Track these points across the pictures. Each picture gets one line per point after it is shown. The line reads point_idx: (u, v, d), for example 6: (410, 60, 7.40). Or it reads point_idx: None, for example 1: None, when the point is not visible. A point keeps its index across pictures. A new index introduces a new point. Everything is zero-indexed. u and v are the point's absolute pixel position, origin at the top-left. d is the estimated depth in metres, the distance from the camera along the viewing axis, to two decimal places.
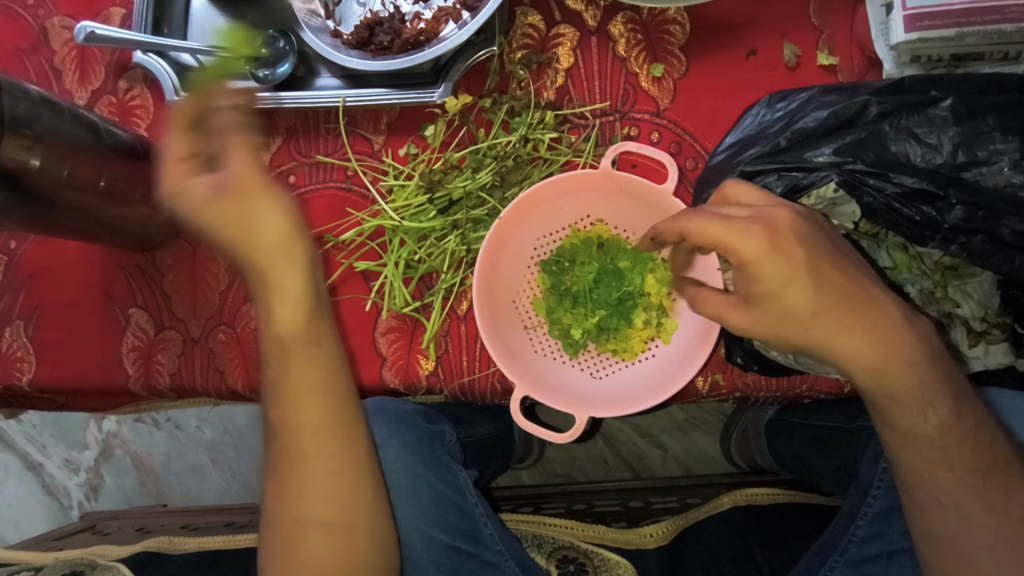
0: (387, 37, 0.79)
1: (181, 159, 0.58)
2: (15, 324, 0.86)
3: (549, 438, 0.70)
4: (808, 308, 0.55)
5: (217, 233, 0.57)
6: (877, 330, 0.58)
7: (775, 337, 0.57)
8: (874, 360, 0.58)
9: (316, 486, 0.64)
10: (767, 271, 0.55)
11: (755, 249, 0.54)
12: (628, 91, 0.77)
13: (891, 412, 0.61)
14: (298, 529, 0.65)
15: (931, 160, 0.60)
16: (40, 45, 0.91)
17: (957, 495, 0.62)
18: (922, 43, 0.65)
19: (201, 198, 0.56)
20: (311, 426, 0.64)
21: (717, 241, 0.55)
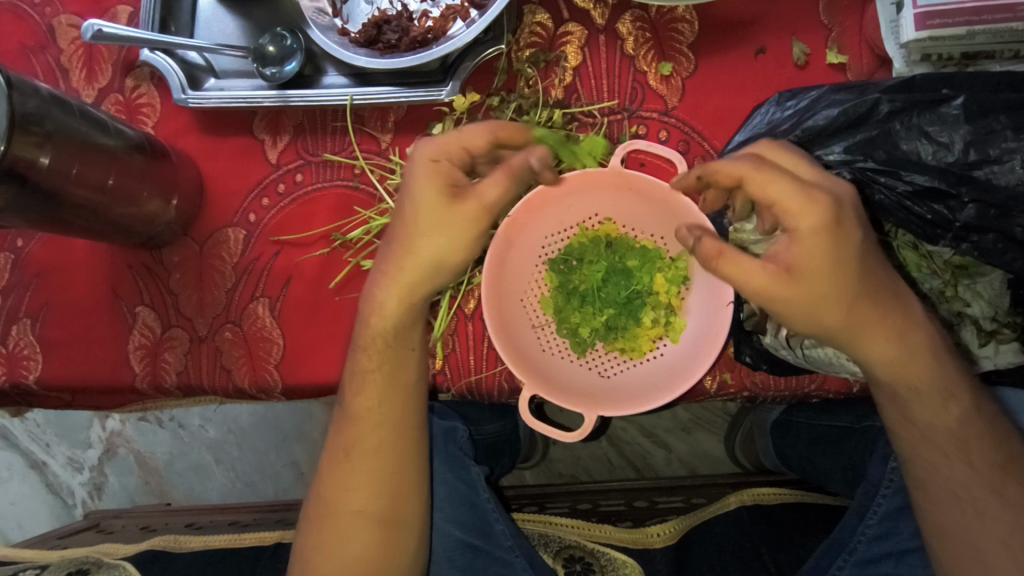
0: (395, 35, 0.79)
1: (433, 159, 0.63)
2: (23, 322, 0.86)
3: (557, 437, 0.70)
4: (847, 291, 0.55)
5: (415, 220, 0.64)
6: (904, 324, 0.59)
7: (806, 317, 0.57)
8: (891, 356, 0.59)
9: (367, 468, 0.72)
10: (816, 246, 0.54)
11: (813, 220, 0.54)
12: (637, 90, 0.77)
13: (908, 406, 0.62)
14: (342, 516, 0.71)
15: (942, 158, 0.59)
16: (47, 43, 0.91)
17: (976, 491, 0.63)
18: (933, 41, 0.65)
19: (438, 192, 0.63)
20: (371, 411, 0.71)
21: (779, 203, 0.55)
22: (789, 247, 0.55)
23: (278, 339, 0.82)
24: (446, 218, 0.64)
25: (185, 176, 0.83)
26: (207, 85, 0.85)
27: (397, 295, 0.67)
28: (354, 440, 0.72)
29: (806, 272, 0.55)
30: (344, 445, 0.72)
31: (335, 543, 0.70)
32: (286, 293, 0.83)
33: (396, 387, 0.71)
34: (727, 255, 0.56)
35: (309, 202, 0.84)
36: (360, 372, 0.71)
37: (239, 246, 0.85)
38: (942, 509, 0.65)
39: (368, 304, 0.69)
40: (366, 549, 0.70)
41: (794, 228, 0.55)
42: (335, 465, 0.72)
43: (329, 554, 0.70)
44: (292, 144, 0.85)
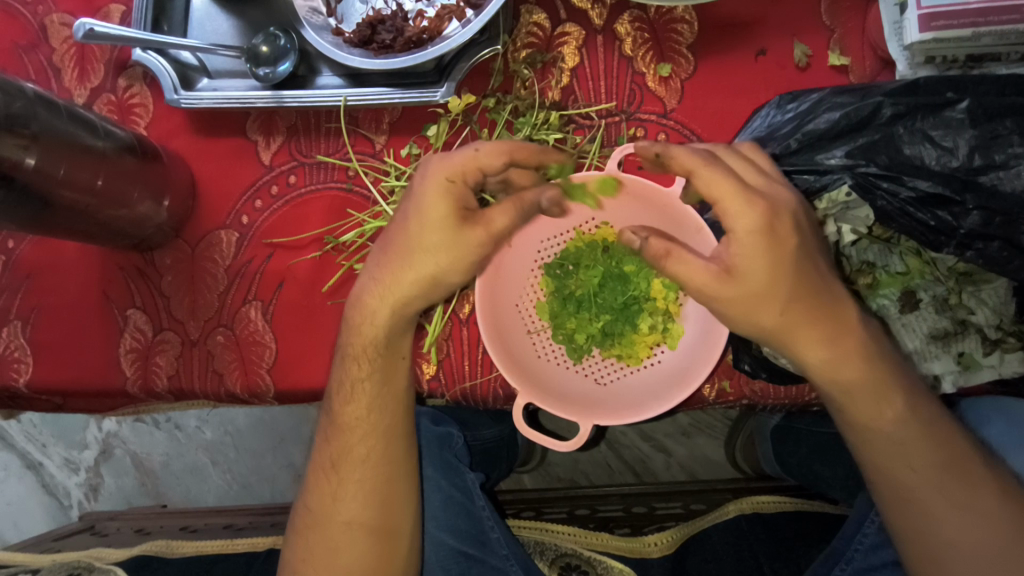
0: (390, 35, 0.78)
1: (449, 178, 0.60)
2: (13, 324, 0.85)
3: (551, 445, 0.68)
4: (781, 294, 0.55)
5: (425, 238, 0.62)
6: (840, 330, 0.58)
7: (743, 316, 0.57)
8: (826, 361, 0.59)
9: (351, 478, 0.71)
10: (752, 246, 0.55)
11: (752, 222, 0.54)
12: (635, 91, 0.76)
13: (846, 408, 0.62)
14: (330, 528, 0.70)
15: (946, 163, 0.58)
16: (39, 42, 0.90)
17: (921, 492, 0.63)
18: (937, 43, 0.64)
19: (445, 216, 0.61)
20: (355, 418, 0.70)
21: (719, 199, 0.55)
22: (728, 246, 0.56)
23: (270, 343, 0.81)
24: (453, 242, 0.62)
25: (177, 177, 0.82)
26: (199, 85, 0.84)
27: (387, 306, 0.65)
28: (341, 450, 0.71)
29: (745, 271, 0.55)
30: (331, 456, 0.72)
31: (324, 553, 0.70)
32: (278, 296, 0.82)
33: (385, 397, 0.70)
34: (674, 252, 0.57)
35: (301, 204, 0.83)
36: (349, 381, 0.69)
37: (231, 249, 0.83)
38: (907, 515, 0.64)
39: (378, 318, 0.66)
40: (355, 559, 0.70)
41: (733, 228, 0.55)
42: (322, 474, 0.72)
43: (317, 565, 0.70)
44: (285, 145, 0.84)
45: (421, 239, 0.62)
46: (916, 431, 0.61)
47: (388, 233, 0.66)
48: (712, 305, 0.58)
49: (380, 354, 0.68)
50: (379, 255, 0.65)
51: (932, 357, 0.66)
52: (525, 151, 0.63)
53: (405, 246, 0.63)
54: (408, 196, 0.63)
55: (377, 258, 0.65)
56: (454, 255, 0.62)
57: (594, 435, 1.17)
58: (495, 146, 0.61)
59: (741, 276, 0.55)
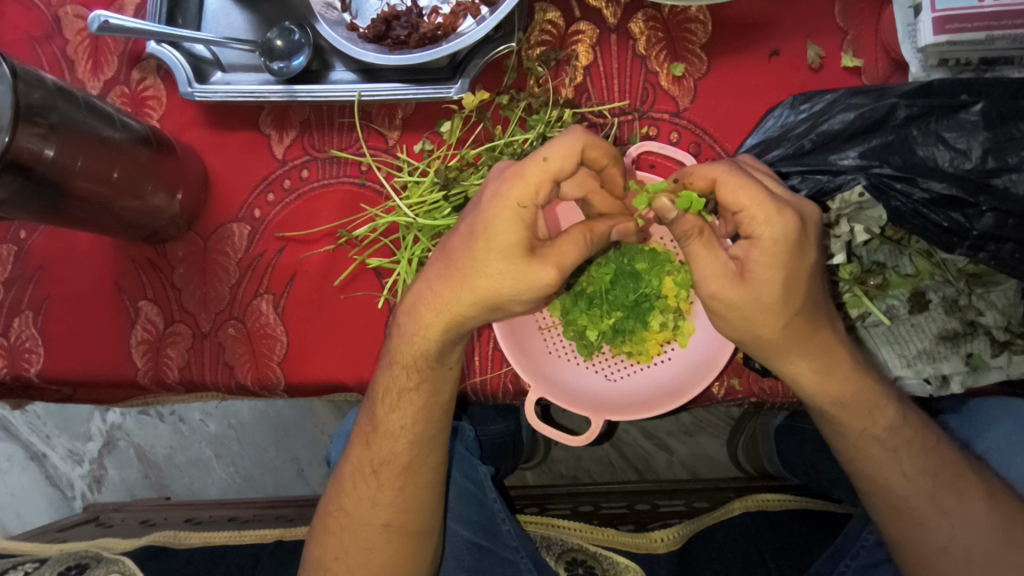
0: (404, 31, 0.78)
1: (522, 204, 0.57)
2: (24, 314, 0.86)
3: (562, 440, 0.69)
4: (792, 306, 0.55)
5: (489, 264, 0.59)
6: (833, 343, 0.59)
7: (742, 323, 0.56)
8: (816, 373, 0.60)
9: (385, 483, 0.72)
10: (774, 257, 0.53)
11: (778, 232, 0.53)
12: (648, 90, 0.76)
13: (835, 417, 0.63)
14: (366, 530, 0.72)
15: (960, 165, 0.59)
16: (53, 34, 0.90)
17: (912, 499, 0.64)
18: (951, 45, 0.64)
19: (512, 245, 0.57)
20: (394, 426, 0.71)
21: (748, 208, 0.53)
22: (748, 250, 0.54)
23: (281, 336, 0.81)
24: (520, 272, 0.58)
25: (190, 171, 0.82)
26: (213, 79, 0.84)
27: (443, 321, 0.63)
28: (382, 457, 0.72)
29: (760, 280, 0.54)
30: (372, 462, 0.72)
31: (358, 555, 0.72)
32: (290, 289, 0.82)
33: (432, 405, 0.71)
34: (697, 250, 0.56)
35: (313, 199, 0.84)
36: (396, 389, 0.69)
37: (243, 242, 0.84)
38: (899, 517, 0.65)
39: (411, 320, 0.65)
40: (389, 559, 0.72)
41: (757, 235, 0.53)
42: (360, 479, 0.73)
43: (352, 565, 0.72)
44: (298, 139, 0.84)
45: (487, 262, 0.59)
46: (906, 436, 0.63)
47: (448, 245, 0.62)
48: (717, 310, 0.57)
49: (425, 364, 0.68)
50: (440, 267, 0.63)
51: (941, 358, 0.65)
52: (599, 146, 0.59)
53: (467, 268, 0.60)
54: (475, 211, 0.60)
55: (436, 269, 0.63)
56: (524, 283, 0.59)
57: (606, 431, 1.18)
58: (568, 146, 0.57)
59: (752, 286, 0.54)
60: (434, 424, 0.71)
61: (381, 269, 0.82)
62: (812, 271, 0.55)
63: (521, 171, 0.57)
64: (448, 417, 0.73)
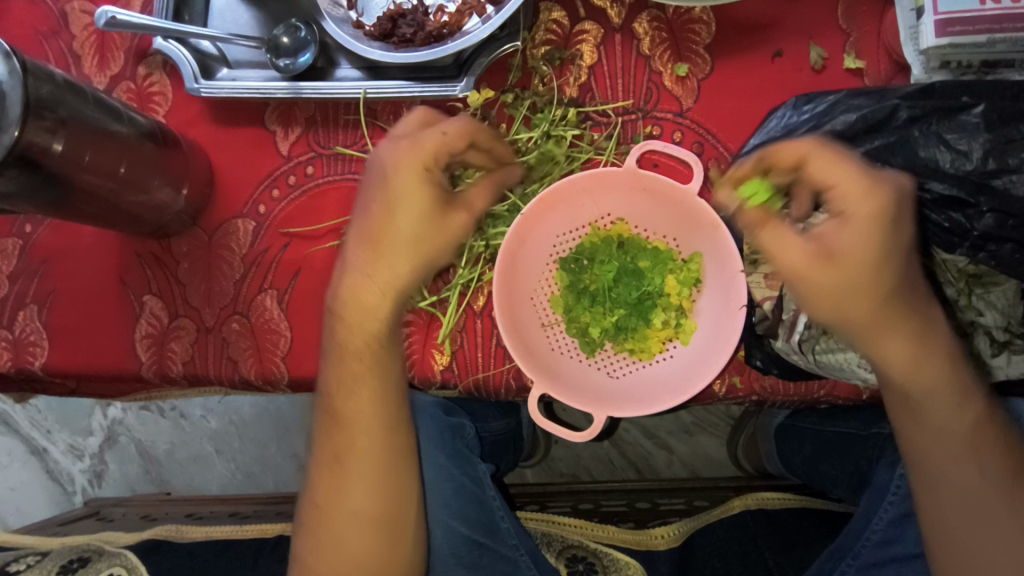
0: (410, 29, 0.79)
1: (426, 167, 0.64)
2: (29, 308, 0.86)
3: (564, 436, 0.69)
4: (881, 285, 0.56)
5: (404, 226, 0.64)
6: (929, 327, 0.59)
7: (832, 306, 0.57)
8: (911, 360, 0.59)
9: (355, 471, 0.71)
10: (863, 228, 0.55)
11: (862, 205, 0.55)
12: (652, 90, 0.77)
13: (924, 410, 0.61)
14: (337, 519, 0.71)
15: (960, 166, 0.59)
16: (60, 29, 0.90)
17: (982, 494, 0.61)
18: (952, 48, 0.65)
19: (424, 205, 0.65)
20: (359, 413, 0.70)
21: (838, 185, 0.56)
22: (836, 226, 0.57)
23: (285, 331, 0.82)
24: (439, 226, 0.66)
25: (196, 166, 0.83)
26: (219, 75, 0.84)
27: (383, 292, 0.66)
28: (346, 446, 0.71)
29: (848, 256, 0.56)
30: (335, 451, 0.71)
31: (332, 546, 0.71)
32: (294, 285, 0.83)
33: (388, 386, 0.70)
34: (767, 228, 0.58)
35: (318, 195, 0.84)
36: (351, 376, 0.69)
37: (248, 238, 0.84)
38: (949, 515, 0.62)
39: (346, 304, 0.67)
40: (364, 549, 0.70)
41: (849, 211, 0.56)
42: (327, 468, 0.72)
43: (326, 556, 0.71)
44: (304, 136, 0.85)
45: (408, 219, 0.64)
46: (987, 435, 0.62)
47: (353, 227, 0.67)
48: (802, 292, 0.58)
49: (380, 342, 0.69)
50: (356, 247, 0.66)
51: None
52: (483, 134, 0.68)
53: (390, 232, 0.65)
54: (377, 187, 0.65)
55: (359, 252, 0.66)
56: (442, 237, 0.67)
57: (606, 429, 1.19)
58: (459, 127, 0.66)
59: (837, 260, 0.56)
60: (387, 406, 0.71)
61: None
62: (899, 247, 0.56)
63: (415, 145, 0.64)
64: (403, 395, 0.72)
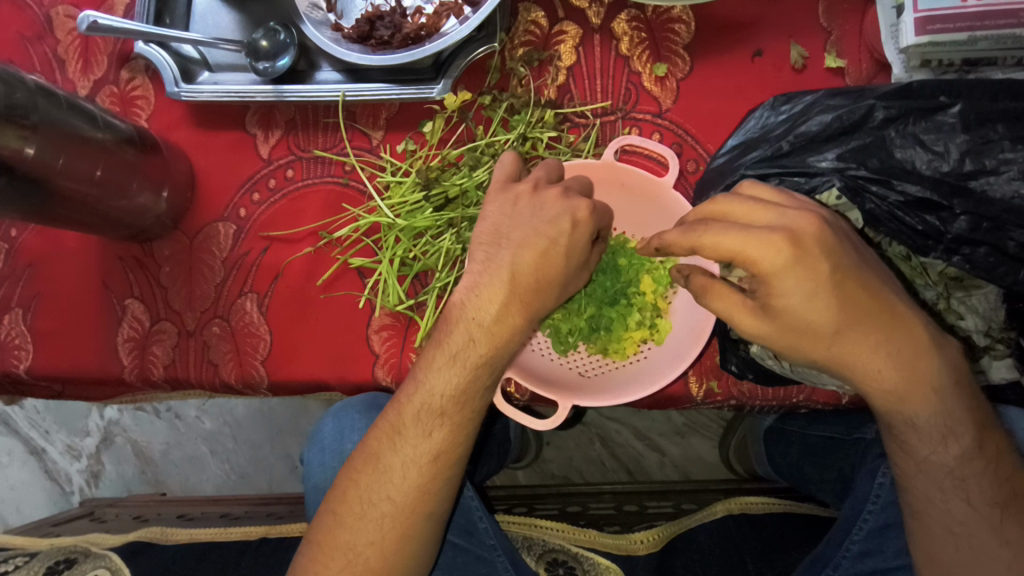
0: (388, 32, 0.78)
1: (579, 220, 0.63)
2: (14, 312, 0.87)
3: (528, 422, 0.69)
4: (832, 325, 0.53)
5: (541, 271, 0.63)
6: (907, 354, 0.55)
7: (791, 349, 0.54)
8: (893, 385, 0.56)
9: (397, 470, 0.66)
10: (783, 286, 0.51)
11: (775, 262, 0.50)
12: (630, 91, 0.76)
13: (904, 439, 0.60)
14: (410, 515, 0.66)
15: (937, 167, 0.57)
16: (45, 34, 0.91)
17: (972, 527, 0.60)
18: (933, 46, 0.63)
19: (563, 257, 0.63)
20: (435, 417, 0.66)
21: (737, 250, 0.51)
22: (759, 285, 0.53)
23: (265, 334, 0.82)
24: (573, 280, 0.66)
25: (177, 169, 0.83)
26: (201, 79, 0.84)
27: (508, 313, 0.64)
28: (442, 445, 0.66)
29: (783, 312, 0.52)
30: (431, 449, 0.66)
31: (395, 542, 0.66)
32: (274, 287, 0.83)
33: (467, 397, 0.66)
34: (714, 288, 0.57)
35: (297, 198, 0.84)
36: (467, 374, 0.65)
37: (228, 241, 0.84)
38: (936, 542, 0.61)
39: (458, 329, 0.65)
40: (424, 546, 0.68)
41: (759, 271, 0.51)
42: (413, 466, 0.66)
43: (387, 555, 0.66)
44: (284, 139, 0.85)
45: (527, 266, 0.63)
46: (977, 467, 0.59)
47: (487, 262, 0.64)
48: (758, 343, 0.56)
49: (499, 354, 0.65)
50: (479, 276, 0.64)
51: None
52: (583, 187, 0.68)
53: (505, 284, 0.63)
54: (521, 229, 0.64)
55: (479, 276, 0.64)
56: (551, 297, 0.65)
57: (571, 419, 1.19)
58: (601, 211, 0.66)
59: (776, 315, 0.53)
60: (474, 414, 0.67)
61: (363, 269, 0.82)
62: (840, 284, 0.51)
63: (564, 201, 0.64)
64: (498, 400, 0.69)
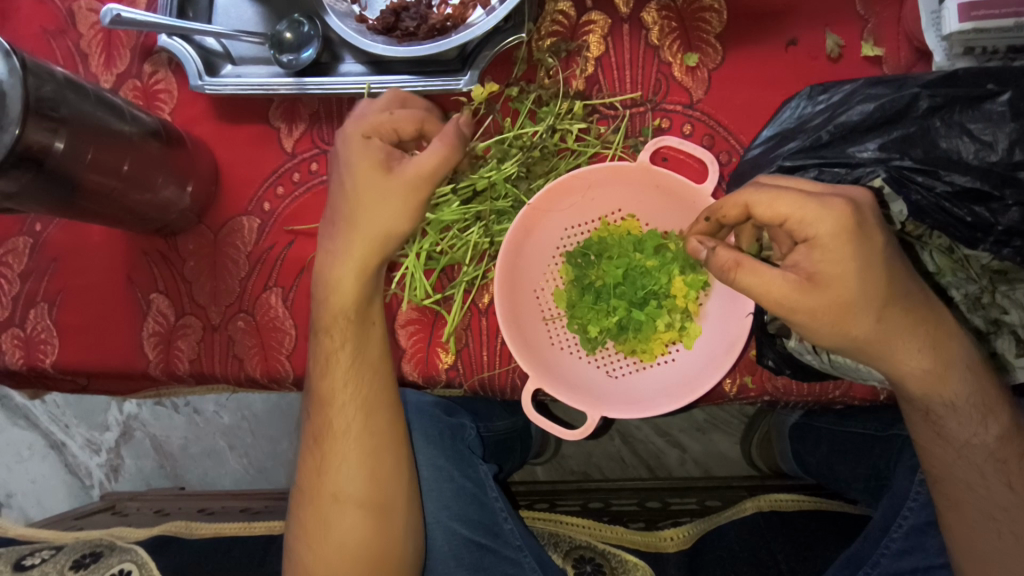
0: (413, 23, 0.77)
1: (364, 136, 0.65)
2: (40, 306, 0.87)
3: (559, 433, 0.67)
4: (880, 297, 0.52)
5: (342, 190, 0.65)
6: (940, 335, 0.56)
7: (835, 329, 0.53)
8: (933, 368, 0.56)
9: (333, 449, 0.71)
10: (838, 251, 0.51)
11: (829, 227, 0.51)
12: (661, 81, 0.75)
13: (944, 423, 0.59)
14: (321, 500, 0.71)
15: (985, 157, 0.57)
16: (67, 28, 0.90)
17: (1015, 513, 0.59)
18: (977, 33, 0.61)
19: (355, 173, 0.65)
20: (341, 382, 0.71)
21: (790, 215, 0.52)
22: (809, 254, 0.52)
23: (290, 329, 0.81)
24: (382, 187, 0.64)
25: (201, 163, 0.82)
26: (223, 72, 0.84)
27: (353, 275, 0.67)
28: (323, 424, 0.72)
29: (832, 282, 0.52)
30: (346, 415, 0.71)
31: (317, 529, 0.70)
32: (298, 282, 0.82)
33: (364, 363, 0.71)
34: (745, 265, 0.54)
35: (322, 192, 0.83)
36: (326, 353, 0.71)
37: (253, 235, 0.84)
38: (966, 532, 0.60)
39: (324, 282, 0.69)
40: (348, 531, 0.70)
41: (812, 235, 0.52)
42: (310, 451, 0.73)
43: (314, 543, 0.70)
44: (308, 132, 0.84)
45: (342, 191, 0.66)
46: (1001, 450, 0.59)
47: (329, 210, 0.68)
48: (801, 324, 0.54)
49: (353, 322, 0.69)
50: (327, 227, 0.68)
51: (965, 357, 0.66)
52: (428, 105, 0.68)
53: (348, 205, 0.66)
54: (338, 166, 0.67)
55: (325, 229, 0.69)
56: (406, 209, 0.65)
57: (603, 425, 1.15)
58: (356, 121, 0.65)
59: (823, 285, 0.52)
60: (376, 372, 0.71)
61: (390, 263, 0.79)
62: (890, 258, 0.52)
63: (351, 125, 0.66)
64: (383, 372, 0.72)
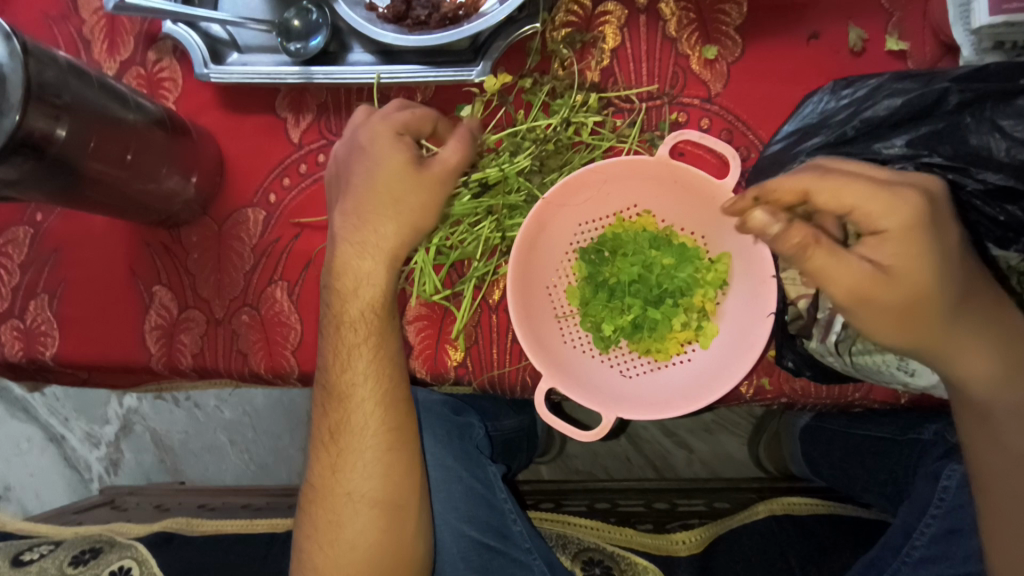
0: (425, 11, 0.75)
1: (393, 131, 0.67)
2: (40, 298, 0.85)
3: (570, 433, 0.66)
4: (946, 291, 0.52)
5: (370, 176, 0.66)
6: (1005, 335, 0.55)
7: (903, 322, 0.52)
8: (996, 368, 0.55)
9: (347, 447, 0.70)
10: (911, 243, 0.50)
11: (899, 216, 0.50)
12: (678, 74, 0.73)
13: (994, 428, 0.57)
14: (334, 499, 0.70)
15: (1016, 154, 0.55)
16: (70, 14, 0.89)
17: None
18: (1006, 27, 0.59)
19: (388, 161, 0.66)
20: (362, 379, 0.69)
21: (860, 205, 0.51)
22: (879, 247, 0.51)
23: (296, 324, 0.80)
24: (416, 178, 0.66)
25: (205, 154, 0.81)
26: (229, 60, 0.82)
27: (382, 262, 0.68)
28: (338, 421, 0.71)
29: (904, 274, 0.50)
30: (364, 411, 0.70)
31: (328, 528, 0.69)
32: (303, 277, 0.80)
33: (384, 361, 0.70)
34: (818, 253, 0.51)
35: None
36: (343, 348, 0.69)
37: (259, 228, 0.82)
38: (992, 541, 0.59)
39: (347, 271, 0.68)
40: (360, 532, 0.69)
41: (886, 227, 0.51)
42: (322, 448, 0.72)
43: (324, 544, 0.69)
44: (315, 123, 0.82)
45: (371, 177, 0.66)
46: None
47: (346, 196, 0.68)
48: (865, 317, 0.53)
49: (377, 317, 0.69)
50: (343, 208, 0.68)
51: None
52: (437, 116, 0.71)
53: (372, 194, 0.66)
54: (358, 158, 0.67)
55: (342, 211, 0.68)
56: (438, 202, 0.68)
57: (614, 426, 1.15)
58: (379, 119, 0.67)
59: (897, 277, 0.51)
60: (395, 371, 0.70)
61: None
62: (951, 251, 0.51)
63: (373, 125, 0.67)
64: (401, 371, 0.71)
